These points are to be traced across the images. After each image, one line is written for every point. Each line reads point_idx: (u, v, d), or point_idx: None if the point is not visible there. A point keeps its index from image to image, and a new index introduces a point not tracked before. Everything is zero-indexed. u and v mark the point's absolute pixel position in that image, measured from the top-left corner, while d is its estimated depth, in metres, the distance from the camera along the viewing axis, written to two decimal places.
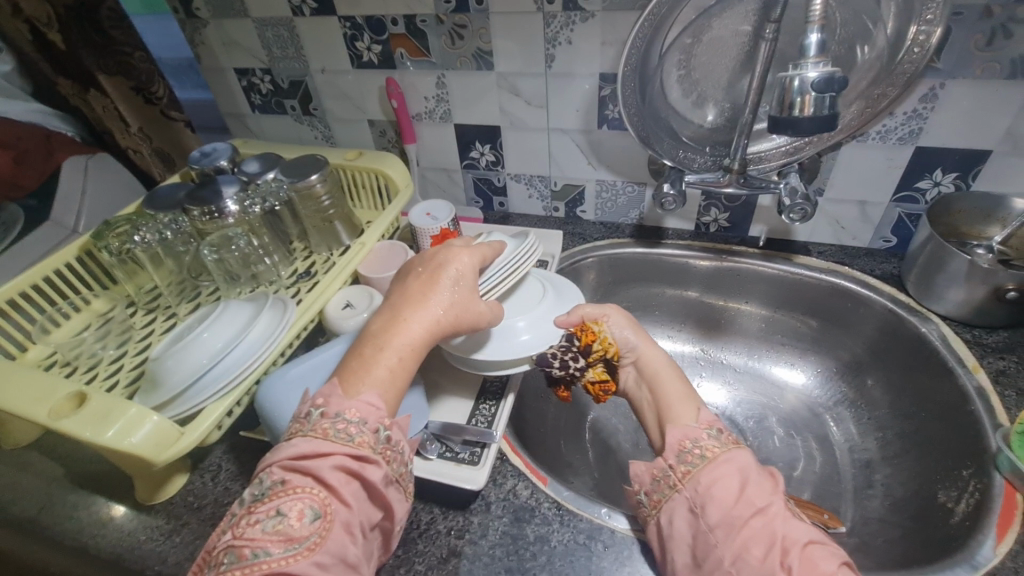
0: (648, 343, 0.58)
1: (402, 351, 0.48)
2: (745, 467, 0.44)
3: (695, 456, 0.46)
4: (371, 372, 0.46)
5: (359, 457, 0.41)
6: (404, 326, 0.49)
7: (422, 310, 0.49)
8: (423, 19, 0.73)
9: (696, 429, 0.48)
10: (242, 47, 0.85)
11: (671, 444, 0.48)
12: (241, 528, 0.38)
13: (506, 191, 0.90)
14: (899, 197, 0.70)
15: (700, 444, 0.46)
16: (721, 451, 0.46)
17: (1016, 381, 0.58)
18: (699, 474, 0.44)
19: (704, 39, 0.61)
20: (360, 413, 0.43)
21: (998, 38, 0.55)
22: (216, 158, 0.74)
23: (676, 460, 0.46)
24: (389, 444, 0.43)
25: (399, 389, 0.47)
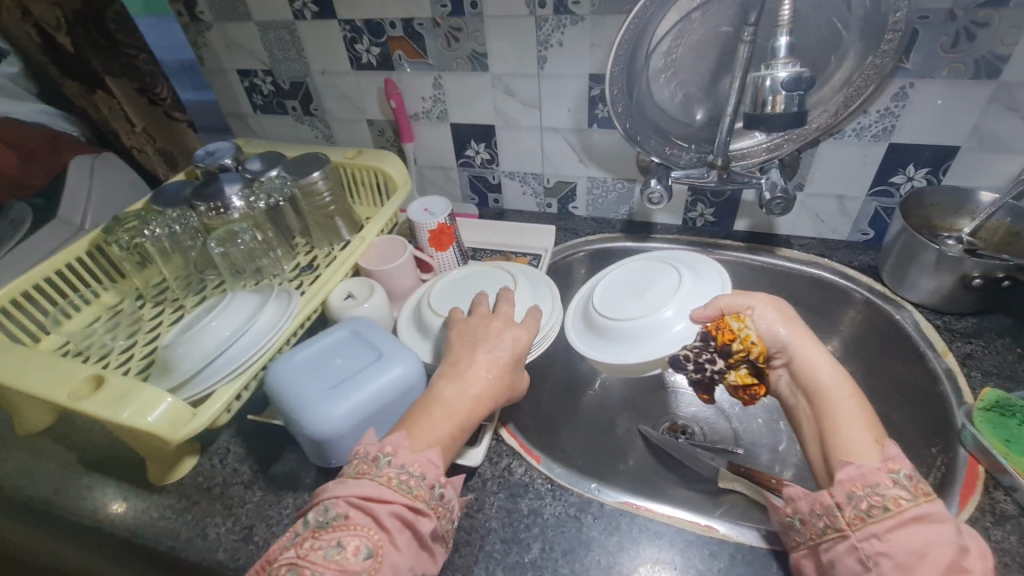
0: (804, 342, 0.54)
1: (467, 419, 0.51)
2: (941, 529, 0.39)
3: (878, 507, 0.40)
4: (438, 437, 0.49)
5: (415, 508, 0.44)
6: (471, 400, 0.52)
7: (485, 379, 0.54)
8: (421, 23, 0.76)
9: (877, 471, 0.42)
10: (245, 49, 0.88)
11: (843, 480, 0.43)
12: (303, 551, 0.40)
13: (501, 188, 0.93)
14: (875, 191, 0.74)
15: (880, 490, 0.41)
16: (911, 506, 0.40)
17: (982, 363, 0.61)
18: (877, 525, 0.40)
19: (687, 41, 0.65)
20: (423, 470, 0.45)
21: (962, 39, 0.59)
22: (220, 156, 0.77)
23: (845, 500, 0.42)
24: (442, 502, 0.46)
25: (453, 452, 0.50)
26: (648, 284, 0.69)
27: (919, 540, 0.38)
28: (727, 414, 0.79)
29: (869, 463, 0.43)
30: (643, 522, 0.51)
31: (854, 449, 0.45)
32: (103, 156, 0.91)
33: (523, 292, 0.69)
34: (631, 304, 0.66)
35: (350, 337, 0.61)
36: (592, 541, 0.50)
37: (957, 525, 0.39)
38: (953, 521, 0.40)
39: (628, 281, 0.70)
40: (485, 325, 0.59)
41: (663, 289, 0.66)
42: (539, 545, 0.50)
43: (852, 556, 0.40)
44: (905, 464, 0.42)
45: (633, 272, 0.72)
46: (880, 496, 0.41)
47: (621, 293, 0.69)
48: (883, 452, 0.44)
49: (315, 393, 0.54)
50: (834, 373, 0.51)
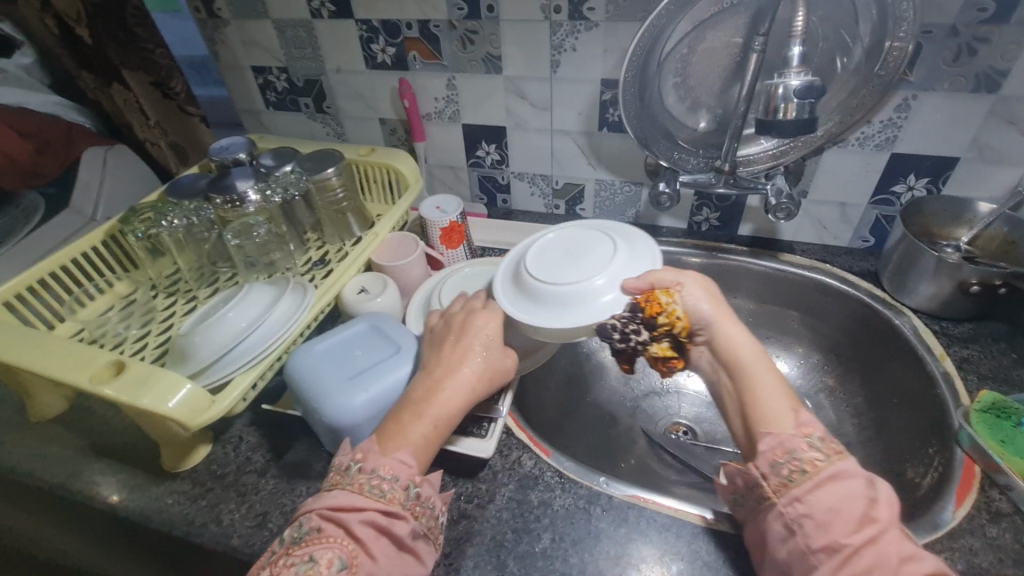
0: (724, 321, 0.56)
1: (442, 418, 0.51)
2: (853, 484, 0.43)
3: (796, 471, 0.44)
4: (412, 439, 0.49)
5: (389, 512, 0.44)
6: (443, 398, 0.52)
7: (458, 377, 0.53)
8: (437, 25, 0.78)
9: (794, 437, 0.46)
10: (261, 47, 0.89)
11: (764, 452, 0.46)
12: (279, 567, 0.41)
13: (510, 188, 0.95)
14: (876, 199, 0.76)
15: (796, 456, 0.45)
16: (824, 466, 0.44)
17: (978, 367, 0.63)
18: (798, 490, 0.43)
19: (699, 49, 0.66)
20: (392, 471, 0.46)
21: (964, 54, 0.61)
22: (235, 151, 0.78)
23: (768, 470, 0.45)
24: (418, 502, 0.46)
25: (430, 450, 0.50)
26: (583, 248, 0.62)
27: (835, 496, 0.42)
28: None
29: (785, 432, 0.46)
30: (651, 515, 0.52)
31: (772, 421, 0.48)
32: (117, 148, 0.92)
33: None
34: (562, 268, 0.60)
35: (369, 331, 0.62)
36: (601, 531, 0.51)
37: (868, 479, 0.44)
38: (863, 474, 0.44)
39: (559, 246, 0.64)
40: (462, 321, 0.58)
41: (598, 256, 0.60)
42: (549, 535, 0.51)
43: (779, 521, 0.44)
44: (814, 427, 0.47)
45: (565, 236, 0.65)
46: (796, 460, 0.45)
47: (553, 258, 0.62)
48: (795, 419, 0.47)
49: (333, 382, 0.55)
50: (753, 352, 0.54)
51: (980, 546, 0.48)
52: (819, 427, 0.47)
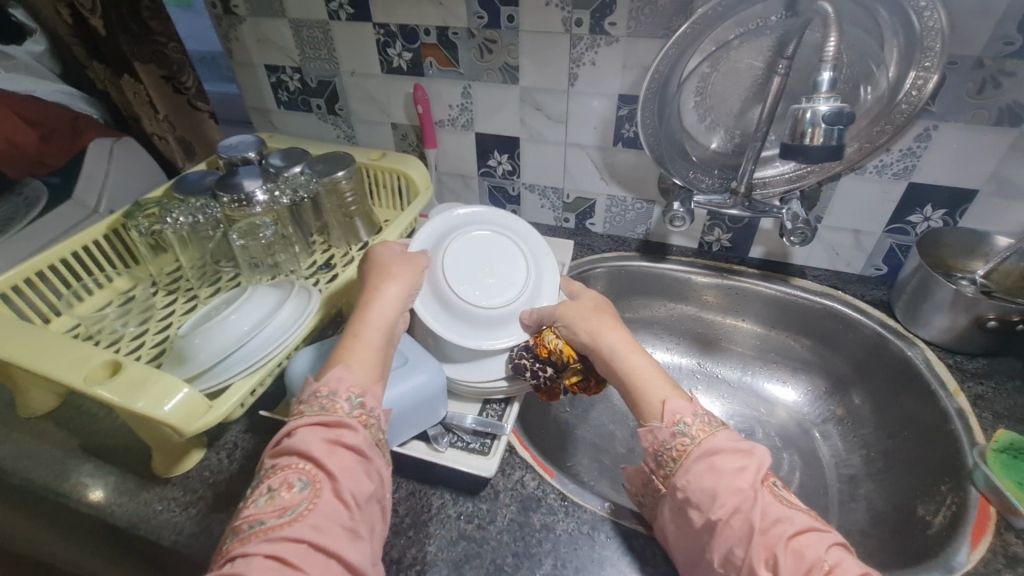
0: (598, 326, 0.56)
1: (371, 331, 0.52)
2: (720, 460, 0.43)
3: (670, 459, 0.45)
4: (347, 359, 0.49)
5: (335, 424, 0.44)
6: (364, 314, 0.54)
7: (377, 295, 0.55)
8: (456, 32, 0.77)
9: (662, 428, 0.46)
10: (275, 45, 0.88)
11: (647, 448, 0.47)
12: (240, 511, 0.40)
13: (520, 200, 0.94)
14: (891, 228, 0.75)
15: (672, 443, 0.45)
16: (693, 447, 0.44)
17: (993, 405, 0.62)
18: (677, 478, 0.44)
19: (721, 69, 0.66)
20: (331, 387, 0.46)
21: (989, 87, 0.60)
22: (243, 149, 0.77)
23: (654, 465, 0.47)
24: (364, 409, 0.46)
25: (373, 365, 0.50)
26: (496, 262, 0.68)
27: (703, 478, 0.42)
28: None
29: (655, 425, 0.47)
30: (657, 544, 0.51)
31: (647, 412, 0.48)
32: (124, 140, 0.90)
33: None
34: (475, 290, 0.65)
35: None
36: (604, 559, 0.50)
37: (739, 447, 0.44)
38: (732, 445, 0.44)
39: (473, 257, 0.68)
40: (375, 255, 0.61)
41: (512, 276, 0.68)
42: (551, 561, 0.50)
43: (672, 512, 0.45)
44: (681, 412, 0.46)
45: (476, 243, 0.69)
46: (670, 447, 0.45)
47: (465, 269, 0.66)
48: (662, 410, 0.47)
49: None
50: (630, 358, 0.52)
51: None
52: (686, 410, 0.47)
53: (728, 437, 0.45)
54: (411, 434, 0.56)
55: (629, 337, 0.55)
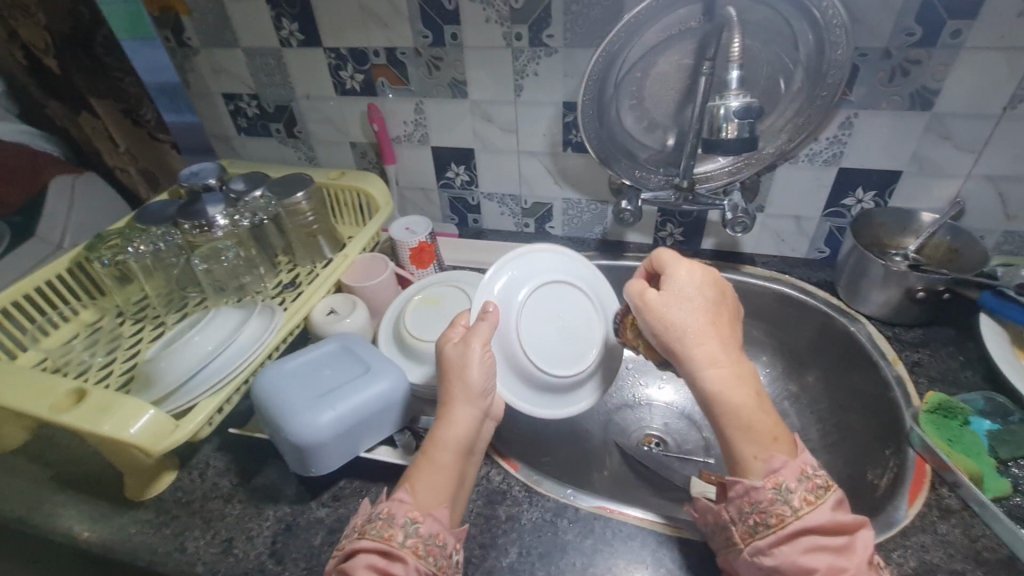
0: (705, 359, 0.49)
1: (441, 452, 0.50)
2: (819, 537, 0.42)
3: (763, 523, 0.44)
4: (414, 479, 0.49)
5: (387, 553, 0.44)
6: (437, 434, 0.51)
7: (450, 413, 0.52)
8: (404, 52, 0.80)
9: (760, 490, 0.45)
10: (231, 74, 0.90)
11: (735, 498, 0.46)
12: None
13: (480, 209, 0.96)
14: (828, 212, 0.79)
15: (768, 508, 0.44)
16: (792, 521, 0.43)
17: (928, 370, 0.66)
18: (765, 541, 0.44)
19: (652, 73, 0.69)
20: (390, 511, 0.46)
21: (898, 75, 0.65)
22: (205, 177, 0.80)
23: (737, 518, 0.46)
24: (420, 537, 0.45)
25: (439, 489, 0.49)
26: (562, 311, 0.65)
27: (801, 554, 0.42)
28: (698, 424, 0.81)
29: (752, 482, 0.45)
30: (616, 525, 0.53)
31: (743, 467, 0.47)
32: (84, 175, 0.92)
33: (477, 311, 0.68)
34: (555, 349, 0.64)
35: (341, 350, 0.62)
36: (567, 543, 0.52)
37: (841, 526, 0.43)
38: (834, 517, 0.43)
39: (541, 316, 0.64)
40: (445, 356, 0.54)
41: (586, 320, 0.66)
42: (517, 549, 0.52)
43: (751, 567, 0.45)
44: (785, 475, 0.45)
45: (538, 295, 0.65)
46: (767, 512, 0.44)
47: (543, 329, 0.64)
48: (761, 465, 0.46)
49: (303, 402, 0.55)
50: (724, 396, 0.48)
51: (931, 542, 0.50)
52: (791, 473, 0.45)
53: (834, 507, 0.43)
54: (379, 439, 0.59)
55: (726, 365, 0.49)
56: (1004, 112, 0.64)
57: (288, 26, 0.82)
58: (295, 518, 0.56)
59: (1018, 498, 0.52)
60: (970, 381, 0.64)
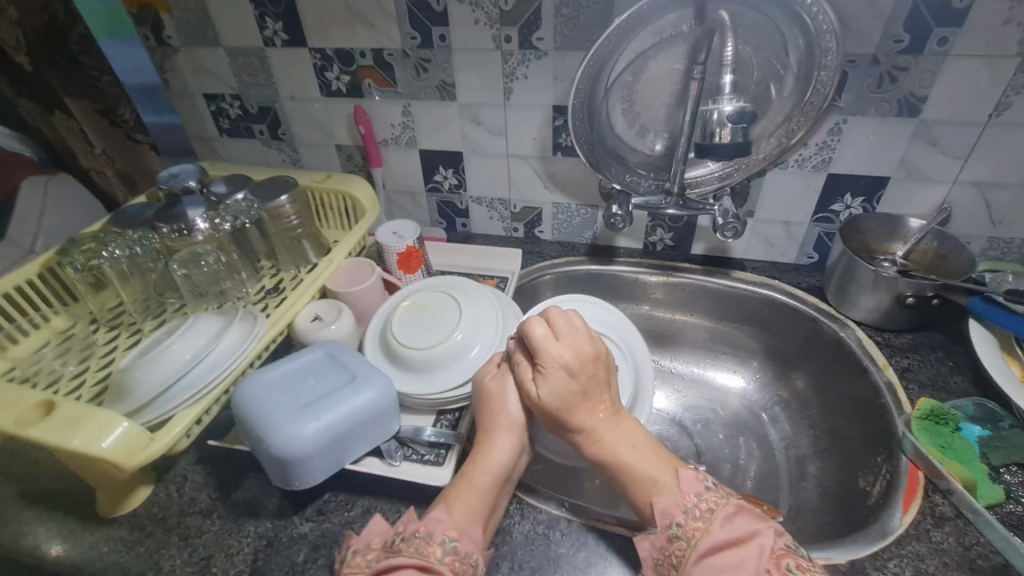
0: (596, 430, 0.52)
1: (481, 476, 0.51)
2: (721, 560, 0.42)
3: (672, 567, 0.44)
4: (453, 499, 0.50)
5: (426, 568, 0.43)
6: (477, 458, 0.53)
7: (493, 440, 0.54)
8: (391, 53, 0.79)
9: (659, 533, 0.45)
10: (212, 75, 0.88)
11: (646, 556, 0.46)
12: None
13: (469, 213, 0.95)
14: (817, 218, 0.79)
15: (670, 548, 0.44)
16: (690, 551, 0.43)
17: (918, 376, 0.66)
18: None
19: (644, 77, 0.69)
20: (429, 527, 0.46)
21: (886, 82, 0.65)
22: (184, 179, 0.78)
23: (655, 573, 0.45)
24: (458, 555, 0.45)
25: (475, 510, 0.49)
26: None
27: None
28: (689, 431, 0.81)
29: (652, 531, 0.46)
30: (609, 537, 0.52)
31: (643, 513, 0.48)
32: (59, 176, 0.89)
33: (463, 315, 0.66)
34: None
35: (326, 358, 0.60)
36: (560, 557, 0.51)
37: (735, 537, 0.42)
38: (728, 538, 0.43)
39: None
40: (484, 385, 0.57)
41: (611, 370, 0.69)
42: (508, 564, 0.51)
43: None
44: (671, 513, 0.45)
45: None
46: (669, 553, 0.44)
47: None
48: (653, 514, 0.47)
49: (285, 412, 0.53)
50: (607, 464, 0.51)
51: (925, 551, 0.49)
52: (677, 506, 0.46)
53: (725, 523, 0.43)
54: (364, 451, 0.57)
55: (607, 437, 0.52)
56: (990, 119, 0.65)
57: (272, 26, 0.80)
58: (277, 534, 0.54)
59: (1011, 505, 0.52)
60: (960, 387, 0.64)
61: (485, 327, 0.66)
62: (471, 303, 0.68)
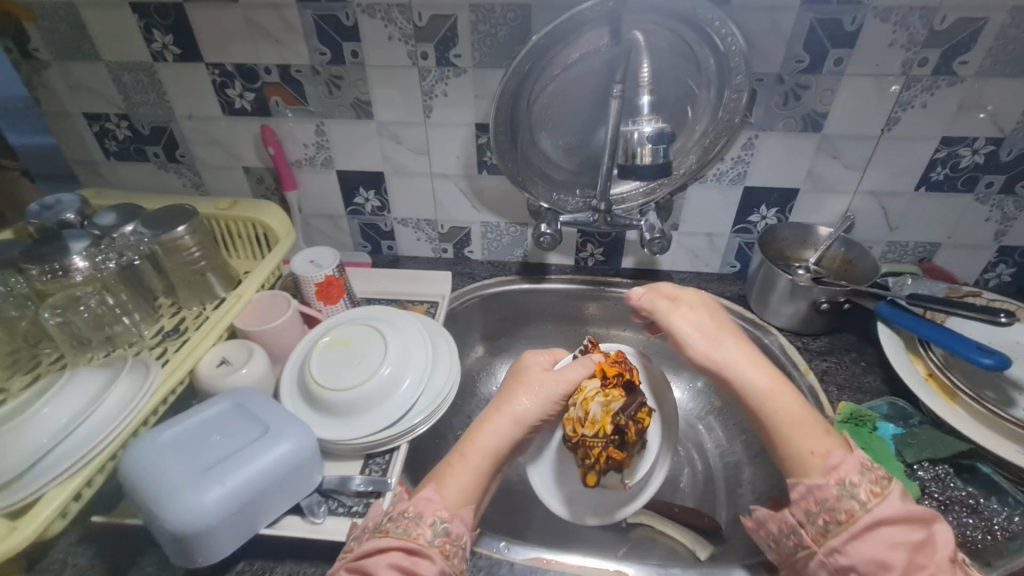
0: (752, 365, 0.53)
1: (482, 463, 0.52)
2: (896, 531, 0.41)
3: (833, 521, 0.43)
4: (444, 481, 0.50)
5: (412, 552, 0.44)
6: (474, 440, 0.54)
7: (496, 420, 0.55)
8: (299, 70, 0.73)
9: (824, 484, 0.45)
10: (93, 92, 0.79)
11: (798, 500, 0.46)
12: None
13: (394, 235, 0.90)
14: (736, 228, 0.82)
15: (836, 505, 0.44)
16: (864, 513, 0.42)
17: (836, 378, 0.69)
18: (837, 542, 0.43)
19: (564, 95, 0.68)
20: (419, 508, 0.47)
21: (791, 99, 0.68)
22: (61, 211, 0.68)
23: (805, 518, 0.45)
24: (447, 538, 0.46)
25: (465, 493, 0.50)
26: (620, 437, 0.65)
27: (877, 548, 0.41)
28: None
29: (814, 481, 0.45)
30: None
31: (802, 464, 0.47)
32: None
33: (390, 351, 0.61)
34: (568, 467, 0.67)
35: (233, 410, 0.53)
36: None
37: (909, 510, 0.42)
38: (902, 505, 0.43)
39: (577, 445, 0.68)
40: (526, 360, 0.61)
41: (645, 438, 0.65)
42: None
43: (821, 569, 0.43)
44: (845, 470, 0.45)
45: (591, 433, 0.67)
46: (835, 508, 0.44)
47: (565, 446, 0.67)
48: (821, 464, 0.46)
49: (184, 476, 0.46)
50: (770, 402, 0.50)
51: None
52: (851, 468, 0.45)
53: (902, 498, 0.43)
54: (283, 510, 0.51)
55: (765, 375, 0.52)
56: (883, 133, 0.70)
57: (161, 38, 0.73)
58: None
59: (926, 501, 0.55)
60: (873, 387, 0.68)
61: (413, 359, 0.62)
62: (396, 334, 0.63)
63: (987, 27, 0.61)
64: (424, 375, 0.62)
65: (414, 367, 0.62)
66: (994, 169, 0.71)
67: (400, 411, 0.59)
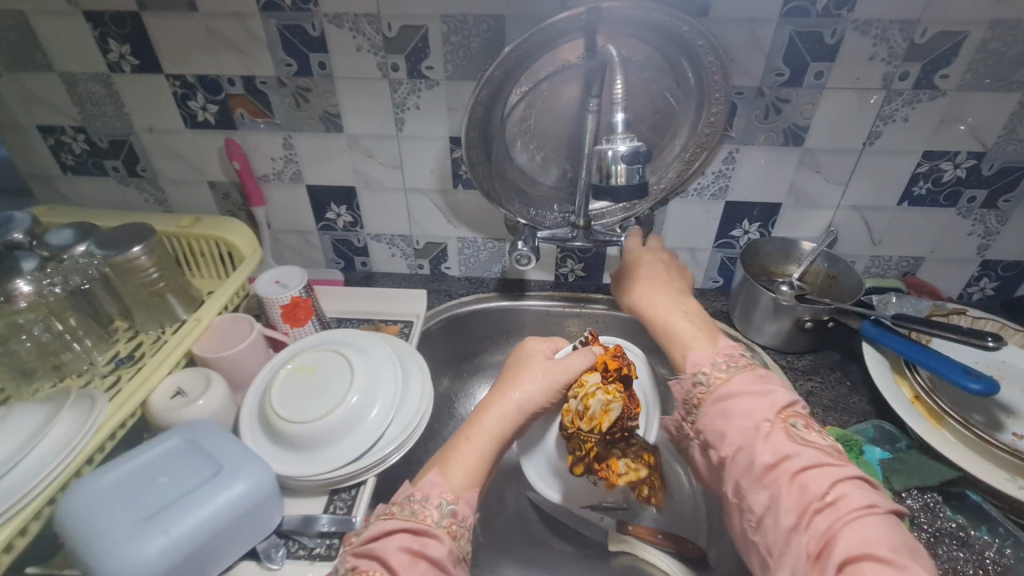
0: (654, 294, 0.61)
1: (488, 447, 0.51)
2: (737, 403, 0.46)
3: (690, 404, 0.50)
4: (450, 463, 0.49)
5: (420, 533, 0.42)
6: (478, 425, 0.52)
7: (501, 402, 0.54)
8: (264, 81, 0.70)
9: (687, 376, 0.51)
10: (47, 104, 0.75)
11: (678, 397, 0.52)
12: None
13: (368, 251, 0.87)
14: (719, 243, 0.80)
15: (693, 393, 0.50)
16: (711, 392, 0.48)
17: (821, 399, 0.67)
18: (699, 422, 0.48)
19: (540, 108, 0.66)
20: (425, 491, 0.45)
21: (773, 112, 0.66)
22: (8, 231, 0.64)
23: (683, 412, 0.51)
24: (455, 518, 0.44)
25: (473, 475, 0.48)
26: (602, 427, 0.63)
27: (715, 417, 0.46)
28: None
29: (681, 378, 0.51)
30: None
31: (681, 363, 0.53)
32: None
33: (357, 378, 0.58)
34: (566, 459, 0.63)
35: (184, 449, 0.49)
36: None
37: (753, 387, 0.46)
38: (750, 385, 0.47)
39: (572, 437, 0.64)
40: (528, 347, 0.59)
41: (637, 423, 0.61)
42: None
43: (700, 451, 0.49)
44: (701, 361, 0.51)
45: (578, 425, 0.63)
46: (692, 396, 0.50)
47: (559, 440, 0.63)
48: (686, 362, 0.52)
49: (118, 523, 0.43)
50: (658, 317, 0.58)
51: None
52: (707, 359, 0.50)
53: (749, 378, 0.48)
54: (238, 554, 0.48)
55: (665, 300, 0.60)
56: (864, 148, 0.68)
57: (117, 49, 0.69)
58: None
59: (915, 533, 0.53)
60: (859, 408, 0.66)
61: (382, 384, 0.59)
62: (364, 359, 0.60)
63: (968, 41, 0.60)
64: (391, 405, 0.58)
65: (378, 398, 0.58)
66: (976, 183, 0.70)
67: (365, 424, 0.57)
